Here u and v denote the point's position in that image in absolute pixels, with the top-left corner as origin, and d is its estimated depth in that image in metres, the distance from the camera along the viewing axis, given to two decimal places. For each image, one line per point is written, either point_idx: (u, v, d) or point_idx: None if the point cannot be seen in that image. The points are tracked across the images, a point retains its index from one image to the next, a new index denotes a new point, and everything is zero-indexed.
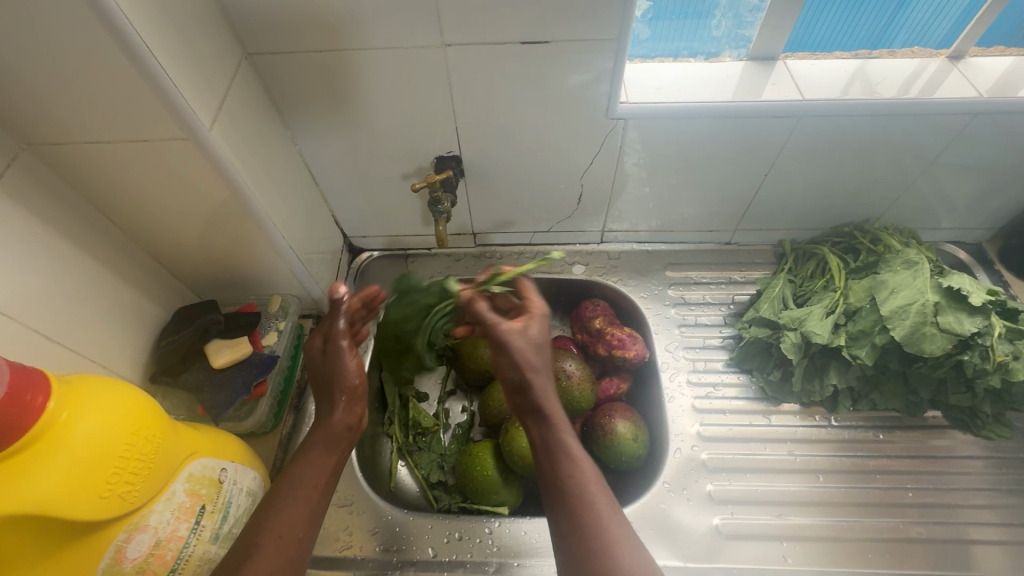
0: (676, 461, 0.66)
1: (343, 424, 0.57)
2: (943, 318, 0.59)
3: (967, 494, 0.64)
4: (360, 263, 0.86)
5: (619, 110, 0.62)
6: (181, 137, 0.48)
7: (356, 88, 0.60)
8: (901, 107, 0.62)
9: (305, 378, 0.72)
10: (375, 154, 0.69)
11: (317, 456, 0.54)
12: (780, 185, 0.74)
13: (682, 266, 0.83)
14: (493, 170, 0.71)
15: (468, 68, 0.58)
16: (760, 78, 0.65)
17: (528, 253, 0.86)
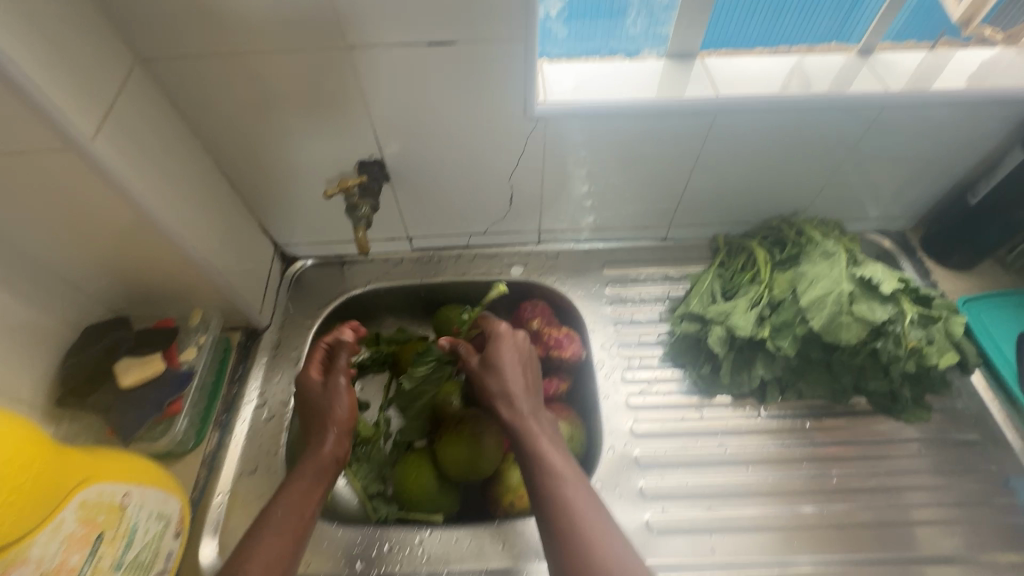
0: (609, 459, 0.66)
1: (331, 464, 0.57)
2: (857, 306, 0.60)
3: (909, 477, 0.65)
4: (295, 272, 0.83)
5: (537, 110, 0.62)
6: (60, 148, 0.45)
7: (264, 93, 0.58)
8: (811, 101, 0.64)
9: (232, 393, 0.70)
10: (295, 161, 0.67)
11: (309, 481, 0.55)
12: (707, 181, 0.75)
13: (618, 264, 0.84)
14: (419, 173, 0.70)
15: (376, 71, 0.57)
16: (678, 76, 0.66)
17: (466, 256, 0.85)
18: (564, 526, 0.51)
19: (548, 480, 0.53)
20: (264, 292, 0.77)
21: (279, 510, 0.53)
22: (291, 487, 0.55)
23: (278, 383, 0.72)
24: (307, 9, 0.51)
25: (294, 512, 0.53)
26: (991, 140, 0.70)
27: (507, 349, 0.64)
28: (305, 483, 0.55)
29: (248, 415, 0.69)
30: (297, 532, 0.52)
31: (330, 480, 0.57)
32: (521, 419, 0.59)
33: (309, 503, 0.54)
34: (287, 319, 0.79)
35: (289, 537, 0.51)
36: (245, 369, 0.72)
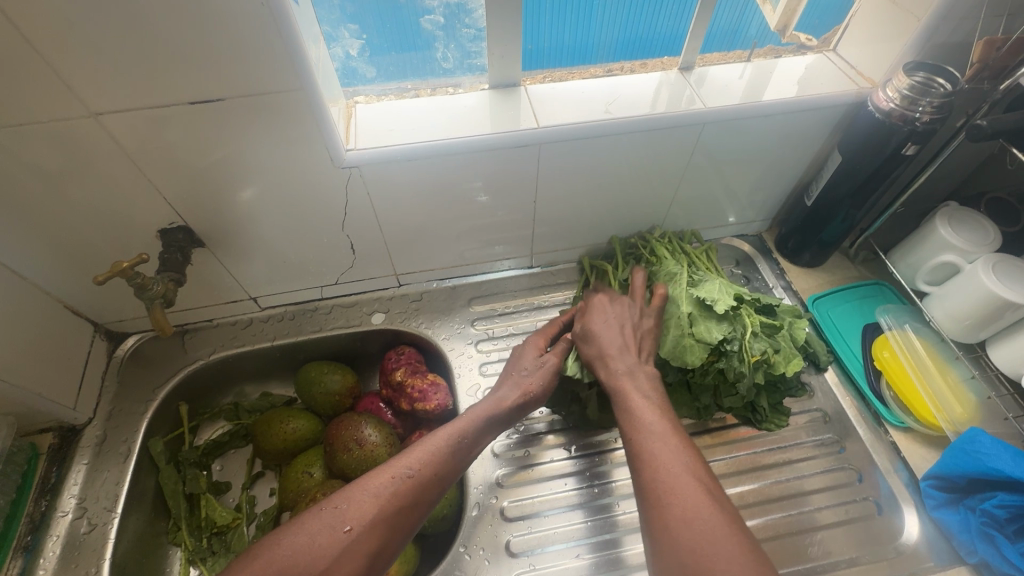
0: (472, 519, 0.62)
1: (495, 418, 0.58)
2: (697, 328, 0.60)
3: (808, 480, 0.66)
4: (126, 350, 0.74)
5: (347, 159, 0.57)
6: None
7: (10, 170, 0.50)
8: (635, 123, 0.62)
9: (43, 509, 0.61)
10: (82, 236, 0.59)
11: (420, 458, 0.52)
12: (557, 208, 0.73)
13: (486, 298, 0.81)
14: (237, 235, 0.64)
15: (143, 136, 0.50)
16: (501, 107, 0.63)
17: (323, 308, 0.79)
18: (657, 493, 0.43)
19: (640, 449, 0.47)
20: (82, 382, 0.68)
21: (373, 486, 0.49)
22: (403, 460, 0.51)
23: (102, 485, 0.64)
24: (23, 79, 0.44)
25: (388, 485, 0.49)
26: (815, 143, 0.72)
27: (610, 314, 0.61)
28: (427, 453, 0.52)
29: (63, 530, 0.60)
30: (386, 509, 0.48)
31: (484, 429, 0.57)
32: (619, 377, 0.54)
33: (416, 475, 0.50)
34: (116, 409, 0.70)
35: (368, 511, 0.47)
36: (60, 476, 0.64)
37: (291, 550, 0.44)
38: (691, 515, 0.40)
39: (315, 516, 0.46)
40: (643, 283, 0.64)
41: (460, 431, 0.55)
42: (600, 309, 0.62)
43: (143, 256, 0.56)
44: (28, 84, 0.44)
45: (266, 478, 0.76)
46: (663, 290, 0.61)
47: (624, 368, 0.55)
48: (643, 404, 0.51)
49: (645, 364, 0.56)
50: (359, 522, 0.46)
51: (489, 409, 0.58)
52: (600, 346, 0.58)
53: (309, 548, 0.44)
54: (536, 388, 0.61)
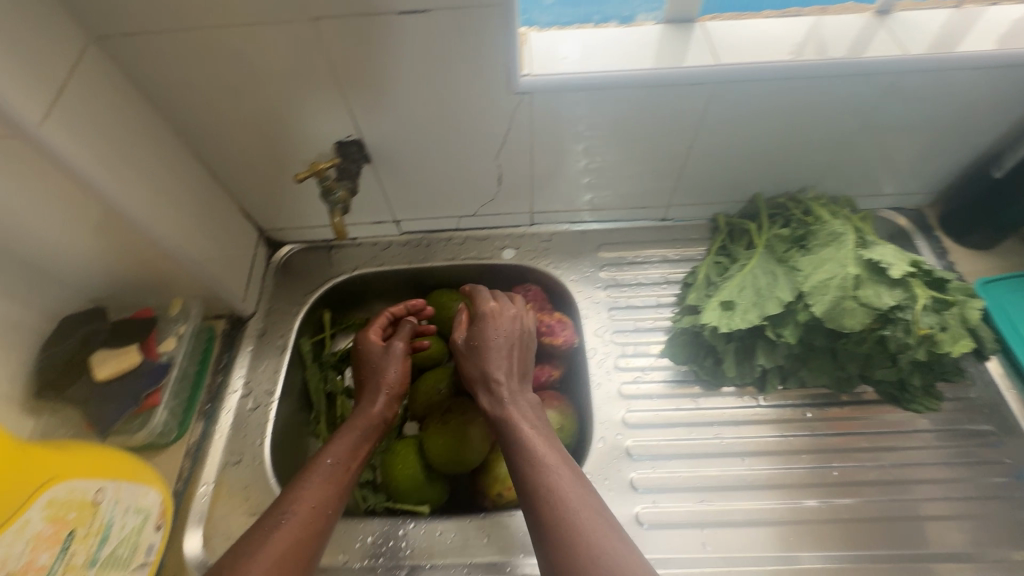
0: (599, 451, 0.63)
1: (371, 431, 0.60)
2: (863, 291, 0.56)
3: (924, 469, 0.62)
4: (281, 257, 0.81)
5: (521, 85, 0.58)
6: (6, 136, 0.43)
7: (231, 69, 0.55)
8: (821, 68, 0.59)
9: (218, 383, 0.69)
10: (270, 140, 0.64)
11: (330, 487, 0.54)
12: (709, 158, 0.70)
13: (616, 245, 0.80)
14: (402, 154, 0.67)
15: (348, 44, 0.53)
16: (676, 43, 0.61)
17: (457, 239, 0.82)
18: (564, 527, 0.47)
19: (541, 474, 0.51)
20: (249, 278, 0.75)
21: (301, 505, 0.52)
22: (303, 487, 0.53)
23: (264, 371, 0.71)
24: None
25: (312, 505, 0.52)
26: (1019, 108, 0.64)
27: (499, 330, 0.63)
28: (320, 480, 0.54)
29: (233, 404, 0.68)
30: (322, 519, 0.52)
31: (371, 438, 0.60)
32: (503, 407, 0.58)
33: (322, 497, 0.53)
34: (273, 308, 0.77)
35: (314, 520, 0.52)
36: (230, 358, 0.71)
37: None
38: (598, 550, 0.45)
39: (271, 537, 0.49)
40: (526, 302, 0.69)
41: (354, 441, 0.58)
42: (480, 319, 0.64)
43: (341, 160, 0.62)
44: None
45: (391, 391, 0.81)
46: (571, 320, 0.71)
47: (508, 394, 0.58)
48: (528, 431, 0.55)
49: (525, 387, 0.61)
50: (288, 543, 0.49)
51: (367, 422, 0.60)
52: (483, 367, 0.60)
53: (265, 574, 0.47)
54: (511, 351, 0.62)
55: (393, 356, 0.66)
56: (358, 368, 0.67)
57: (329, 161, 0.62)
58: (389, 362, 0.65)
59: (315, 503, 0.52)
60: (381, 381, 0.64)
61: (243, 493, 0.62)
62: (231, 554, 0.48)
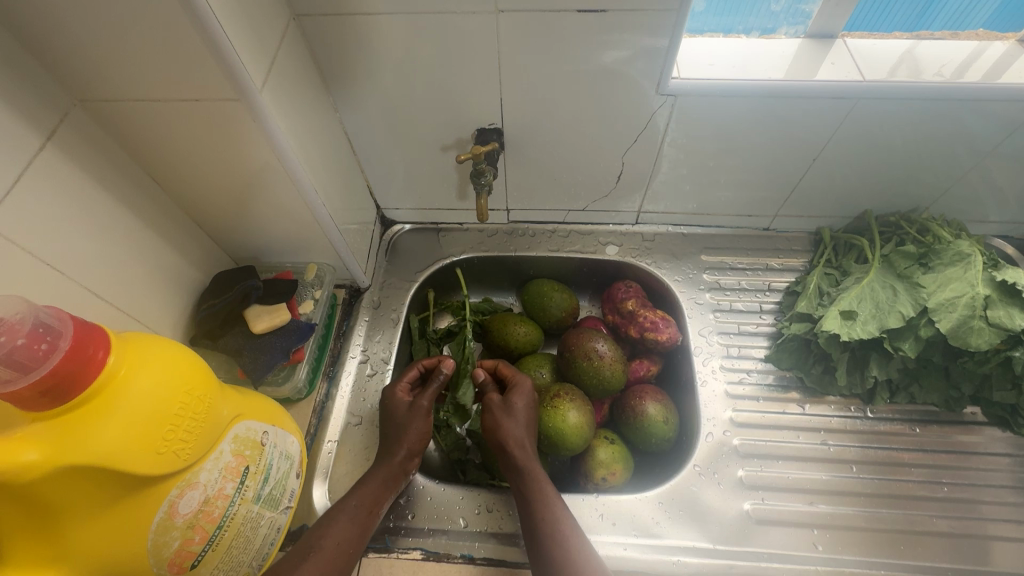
0: (708, 445, 0.65)
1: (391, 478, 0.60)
2: (992, 312, 0.58)
3: (991, 491, 0.62)
4: (392, 236, 0.85)
5: (671, 86, 0.61)
6: (231, 98, 0.47)
7: (403, 52, 0.59)
8: (966, 90, 0.59)
9: (339, 348, 0.73)
10: (415, 121, 0.68)
11: (355, 529, 0.56)
12: (827, 173, 0.72)
13: (718, 251, 0.82)
14: (535, 143, 0.70)
15: (518, 36, 0.57)
16: (818, 57, 0.63)
17: (561, 232, 0.85)
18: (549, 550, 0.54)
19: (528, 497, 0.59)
20: (368, 252, 0.79)
21: (325, 547, 0.53)
22: (327, 530, 0.55)
23: (380, 341, 0.75)
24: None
25: (332, 549, 0.54)
26: None
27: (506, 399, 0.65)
28: (346, 522, 0.56)
29: (353, 369, 0.72)
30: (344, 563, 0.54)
31: (396, 479, 0.61)
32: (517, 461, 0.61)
33: (346, 544, 0.55)
34: (386, 282, 0.81)
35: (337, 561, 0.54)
36: (349, 325, 0.76)
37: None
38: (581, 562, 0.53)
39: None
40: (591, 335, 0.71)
41: (382, 488, 0.60)
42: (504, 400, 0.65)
43: (496, 146, 0.67)
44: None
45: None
46: (597, 339, 0.71)
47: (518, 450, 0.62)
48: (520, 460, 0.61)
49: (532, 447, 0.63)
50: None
51: (389, 472, 0.60)
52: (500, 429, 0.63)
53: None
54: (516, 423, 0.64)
55: (417, 414, 0.64)
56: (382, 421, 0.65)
57: (483, 147, 0.67)
58: (415, 422, 0.63)
59: (336, 545, 0.54)
60: (398, 438, 0.62)
61: (364, 454, 0.65)
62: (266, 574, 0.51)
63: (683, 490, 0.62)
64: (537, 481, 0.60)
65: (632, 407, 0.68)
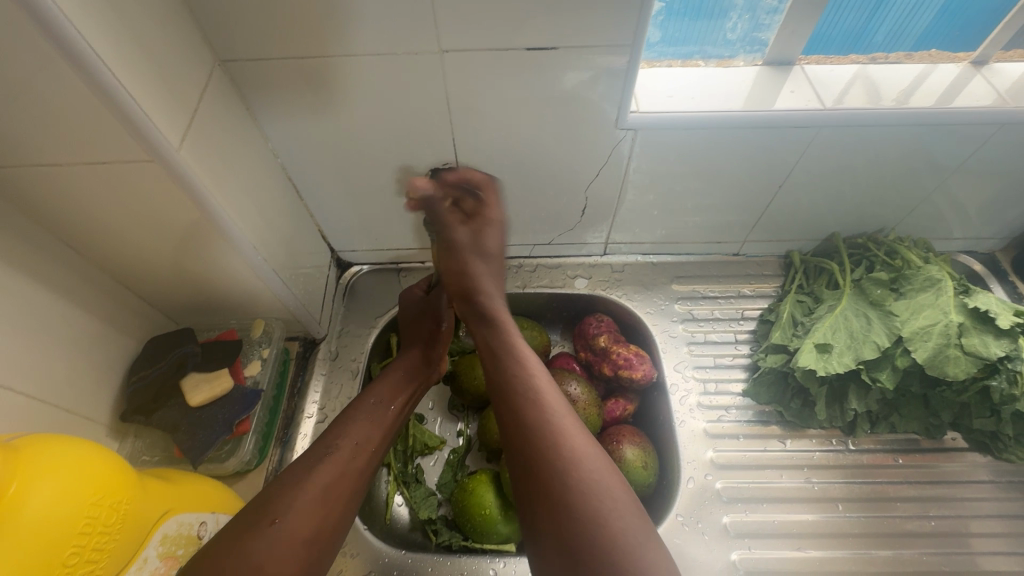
0: (689, 491, 0.62)
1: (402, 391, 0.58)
2: (967, 340, 0.57)
3: (978, 521, 0.61)
4: (349, 278, 0.80)
5: (629, 120, 0.59)
6: (145, 159, 0.43)
7: (343, 95, 0.56)
8: (924, 115, 0.59)
9: (293, 408, 0.68)
10: (363, 163, 0.64)
11: (374, 434, 0.53)
12: (794, 199, 0.70)
13: (689, 279, 0.79)
14: (493, 181, 0.67)
15: (463, 75, 0.54)
16: (776, 84, 0.62)
17: (527, 266, 0.81)
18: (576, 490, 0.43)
19: (556, 465, 0.45)
20: (322, 300, 0.73)
21: (345, 446, 0.51)
22: (347, 432, 0.52)
23: (338, 396, 0.69)
24: (406, 9, 0.49)
25: (350, 448, 0.51)
26: None
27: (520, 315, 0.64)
28: (363, 426, 0.53)
29: (310, 430, 0.66)
30: (362, 464, 0.51)
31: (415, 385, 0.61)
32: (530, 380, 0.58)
33: (366, 444, 0.52)
34: (344, 330, 0.75)
35: (357, 461, 0.51)
36: (305, 380, 0.70)
37: (297, 510, 0.45)
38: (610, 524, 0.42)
39: (317, 471, 0.48)
40: (563, 378, 0.67)
41: (399, 393, 0.58)
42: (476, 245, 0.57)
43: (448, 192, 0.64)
44: (409, 20, 0.49)
45: (448, 418, 0.77)
46: (570, 380, 0.67)
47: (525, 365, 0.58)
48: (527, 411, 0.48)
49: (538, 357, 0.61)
50: (332, 477, 0.48)
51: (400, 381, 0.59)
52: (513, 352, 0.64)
53: (317, 506, 0.46)
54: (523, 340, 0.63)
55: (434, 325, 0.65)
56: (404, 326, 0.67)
57: None
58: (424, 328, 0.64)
59: (353, 446, 0.51)
60: (420, 334, 0.64)
61: None
62: (250, 512, 0.44)
63: (666, 543, 0.59)
64: (564, 479, 0.44)
65: (609, 453, 0.64)
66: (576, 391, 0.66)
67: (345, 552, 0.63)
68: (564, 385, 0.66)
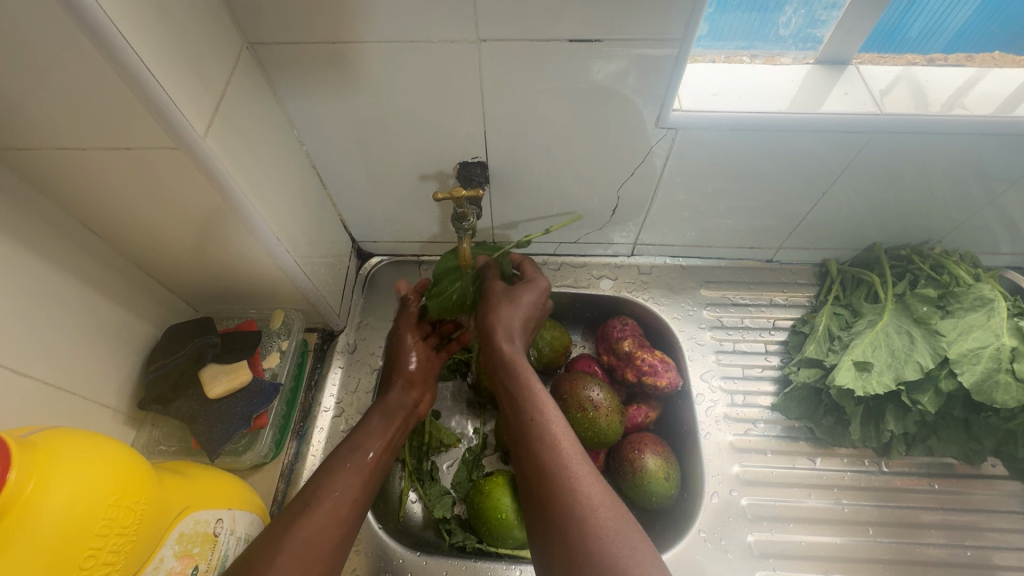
0: (713, 506, 0.61)
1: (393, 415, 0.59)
2: (1019, 365, 0.55)
3: (1013, 553, 0.59)
4: (369, 269, 0.78)
5: (670, 119, 0.56)
6: (170, 147, 0.42)
7: (374, 84, 0.54)
8: (987, 125, 0.55)
9: (310, 401, 0.67)
10: (389, 154, 0.62)
11: (356, 482, 0.51)
12: (837, 207, 0.67)
13: (719, 285, 0.77)
14: (522, 176, 0.65)
15: (500, 67, 0.52)
16: (829, 85, 0.58)
17: (551, 265, 0.79)
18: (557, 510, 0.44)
19: (553, 489, 0.46)
20: (342, 291, 0.72)
21: (325, 500, 0.48)
22: (328, 483, 0.50)
23: (355, 390, 0.68)
24: None
25: (332, 501, 0.49)
26: None
27: (528, 296, 0.60)
28: (343, 478, 0.51)
29: (326, 424, 0.65)
30: (345, 516, 0.49)
31: (399, 426, 0.59)
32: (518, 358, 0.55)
33: (349, 495, 0.50)
34: (363, 322, 0.74)
35: (338, 513, 0.48)
36: (322, 372, 0.69)
37: (279, 564, 0.43)
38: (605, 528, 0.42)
39: (297, 528, 0.46)
40: (585, 382, 0.64)
41: (381, 436, 0.56)
42: (507, 296, 0.60)
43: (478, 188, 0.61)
44: (445, 6, 0.47)
45: (465, 416, 0.75)
46: (593, 386, 0.63)
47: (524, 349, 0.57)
48: (527, 417, 0.51)
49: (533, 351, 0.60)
50: (314, 530, 0.46)
51: (388, 412, 0.59)
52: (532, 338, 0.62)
53: (298, 563, 0.44)
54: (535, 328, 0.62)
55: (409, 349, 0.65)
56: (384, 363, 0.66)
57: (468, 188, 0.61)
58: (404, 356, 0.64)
59: (334, 500, 0.49)
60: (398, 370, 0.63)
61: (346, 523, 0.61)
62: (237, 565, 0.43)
63: (687, 559, 0.58)
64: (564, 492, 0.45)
65: (630, 461, 0.62)
66: (597, 396, 0.63)
67: (357, 550, 0.62)
68: (585, 388, 0.63)
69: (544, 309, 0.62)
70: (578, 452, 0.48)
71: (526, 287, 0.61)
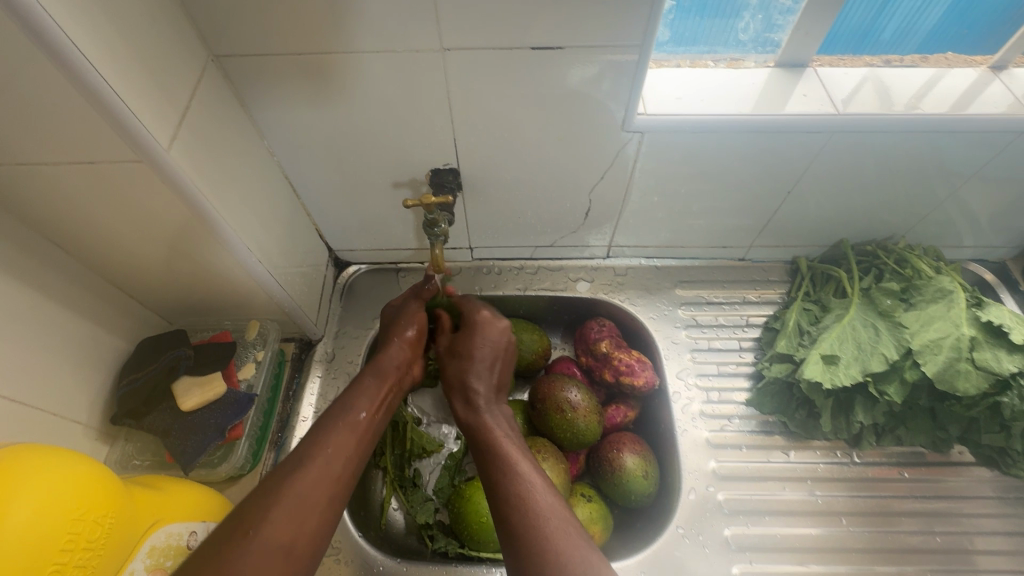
0: (690, 503, 0.62)
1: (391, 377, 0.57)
2: (979, 354, 0.56)
3: (982, 538, 0.60)
4: (347, 277, 0.78)
5: (636, 123, 0.58)
6: (133, 160, 0.42)
7: (342, 94, 0.54)
8: (940, 122, 0.57)
9: (288, 411, 0.66)
10: (360, 162, 0.62)
11: (350, 439, 0.49)
12: (804, 205, 0.69)
13: (693, 284, 0.78)
14: (494, 182, 0.65)
15: (466, 75, 0.53)
16: (790, 86, 0.60)
17: (528, 269, 0.79)
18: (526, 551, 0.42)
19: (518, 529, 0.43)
20: (319, 300, 0.72)
21: (320, 456, 0.46)
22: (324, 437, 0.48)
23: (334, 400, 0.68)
24: (407, 6, 0.47)
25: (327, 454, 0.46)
26: None
27: (479, 342, 0.59)
28: (341, 434, 0.48)
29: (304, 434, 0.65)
30: (340, 471, 0.46)
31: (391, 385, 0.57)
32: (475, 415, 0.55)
33: (344, 449, 0.48)
34: (341, 331, 0.74)
35: (333, 468, 0.46)
36: (300, 382, 0.69)
37: (271, 520, 0.41)
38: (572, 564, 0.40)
39: (295, 481, 0.43)
40: (563, 384, 0.65)
41: (374, 395, 0.54)
42: (450, 352, 0.61)
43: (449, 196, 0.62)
44: (406, 14, 0.47)
45: (446, 422, 0.75)
46: (571, 388, 0.64)
47: (484, 402, 0.55)
48: (493, 466, 0.49)
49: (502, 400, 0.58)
50: (309, 485, 0.44)
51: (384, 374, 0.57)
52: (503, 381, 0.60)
53: (295, 513, 0.42)
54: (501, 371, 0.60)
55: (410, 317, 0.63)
56: (382, 330, 0.64)
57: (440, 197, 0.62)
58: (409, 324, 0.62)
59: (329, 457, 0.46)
60: (393, 336, 0.61)
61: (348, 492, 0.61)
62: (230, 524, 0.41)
63: (666, 555, 0.58)
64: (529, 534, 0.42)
65: (609, 461, 0.63)
66: (574, 396, 0.63)
67: (339, 559, 0.62)
68: (563, 389, 0.64)
69: (500, 350, 0.60)
70: (544, 492, 0.45)
71: (471, 332, 0.61)
